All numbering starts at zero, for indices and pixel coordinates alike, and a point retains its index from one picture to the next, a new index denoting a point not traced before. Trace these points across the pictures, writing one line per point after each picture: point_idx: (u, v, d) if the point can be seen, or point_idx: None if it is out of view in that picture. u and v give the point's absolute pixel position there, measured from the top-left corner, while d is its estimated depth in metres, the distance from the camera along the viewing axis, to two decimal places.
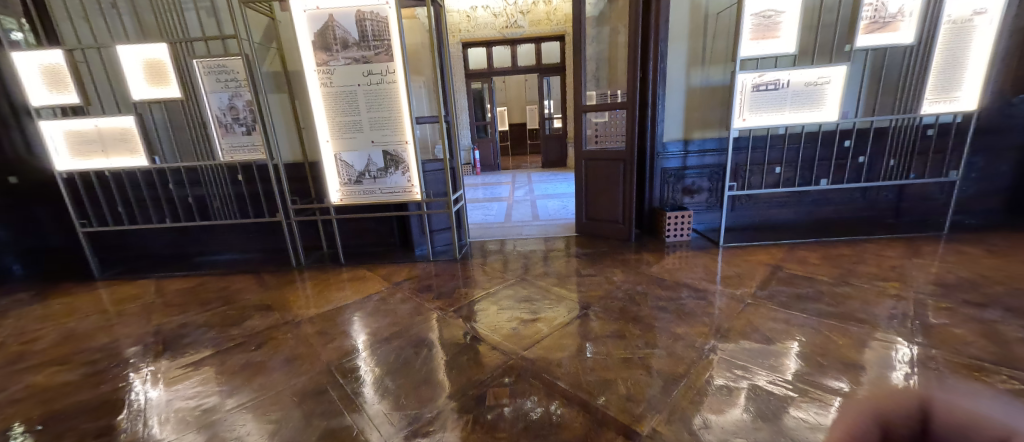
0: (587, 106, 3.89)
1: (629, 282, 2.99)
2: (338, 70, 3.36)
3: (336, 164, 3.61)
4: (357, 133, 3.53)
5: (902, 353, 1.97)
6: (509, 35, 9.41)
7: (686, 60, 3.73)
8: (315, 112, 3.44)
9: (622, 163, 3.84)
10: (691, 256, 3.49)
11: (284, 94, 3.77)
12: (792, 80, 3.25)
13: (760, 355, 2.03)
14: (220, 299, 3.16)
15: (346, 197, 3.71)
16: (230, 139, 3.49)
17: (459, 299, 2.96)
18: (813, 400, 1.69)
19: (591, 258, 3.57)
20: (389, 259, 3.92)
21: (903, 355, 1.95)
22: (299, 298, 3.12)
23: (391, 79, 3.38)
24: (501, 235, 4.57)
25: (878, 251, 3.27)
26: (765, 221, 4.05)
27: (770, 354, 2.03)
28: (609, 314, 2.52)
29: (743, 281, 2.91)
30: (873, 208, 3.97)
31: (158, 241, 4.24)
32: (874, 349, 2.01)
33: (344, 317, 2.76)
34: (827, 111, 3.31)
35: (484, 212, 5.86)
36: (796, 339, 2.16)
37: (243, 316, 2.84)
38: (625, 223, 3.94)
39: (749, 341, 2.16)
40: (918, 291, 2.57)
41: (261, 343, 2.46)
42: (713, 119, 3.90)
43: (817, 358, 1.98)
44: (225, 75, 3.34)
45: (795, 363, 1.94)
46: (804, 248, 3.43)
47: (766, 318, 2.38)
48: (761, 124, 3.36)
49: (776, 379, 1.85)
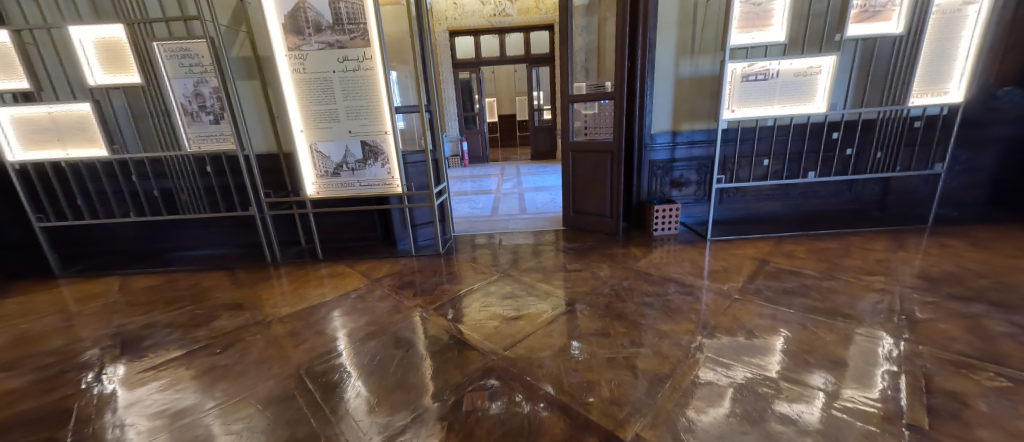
0: (573, 96, 3.79)
1: (615, 278, 2.91)
2: (312, 55, 3.18)
3: (312, 156, 3.44)
4: (333, 122, 3.36)
5: (886, 348, 1.93)
6: (497, 23, 9.21)
7: (674, 49, 3.63)
8: (288, 100, 3.26)
9: (609, 155, 3.75)
10: (679, 250, 3.43)
11: (256, 81, 3.58)
12: (781, 70, 3.19)
13: (745, 352, 1.98)
14: (189, 298, 3.00)
15: (323, 190, 3.55)
16: (197, 129, 3.31)
17: (441, 296, 2.86)
18: (794, 396, 1.66)
19: (578, 252, 3.50)
20: (370, 254, 3.79)
21: (888, 350, 1.91)
22: (273, 295, 2.98)
23: (368, 65, 3.21)
24: (487, 229, 4.46)
25: (864, 244, 3.25)
26: (752, 214, 4.02)
27: (753, 349, 2.00)
28: (594, 311, 2.45)
29: (731, 276, 2.86)
30: (859, 200, 3.97)
31: (125, 236, 4.03)
32: (858, 344, 1.98)
33: (319, 316, 2.64)
34: (815, 102, 3.26)
35: (470, 205, 5.74)
36: (781, 334, 2.12)
37: (212, 315, 2.69)
38: (613, 216, 3.86)
39: (734, 338, 2.11)
40: (904, 285, 2.55)
41: (229, 345, 2.33)
42: (701, 110, 3.82)
43: (802, 354, 1.94)
44: (189, 59, 3.16)
45: (780, 360, 1.90)
46: (792, 241, 3.40)
47: (754, 313, 2.34)
48: (750, 115, 3.29)
49: (757, 374, 1.82)
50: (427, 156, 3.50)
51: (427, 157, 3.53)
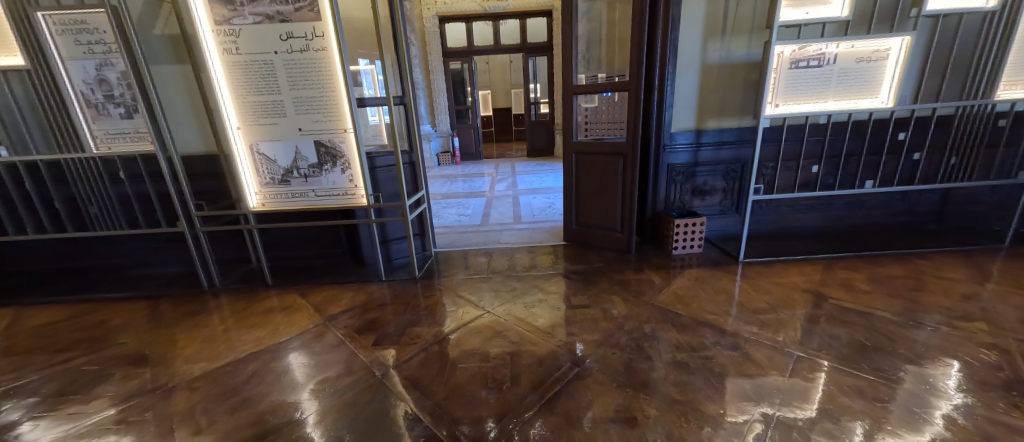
0: (578, 86, 3.13)
1: (632, 319, 2.26)
2: (247, 31, 2.49)
3: (253, 159, 2.76)
4: (278, 117, 2.68)
5: (941, 405, 1.55)
6: (490, 9, 8.49)
7: (702, 28, 2.97)
8: (217, 88, 2.57)
9: (621, 157, 3.10)
10: (707, 276, 2.79)
11: (187, 66, 2.92)
12: (839, 54, 2.56)
13: (770, 394, 1.65)
14: (85, 345, 2.33)
15: (270, 201, 2.87)
16: (104, 125, 2.64)
17: (409, 344, 2.20)
18: None
19: (583, 278, 2.86)
20: (330, 278, 3.11)
21: (944, 408, 1.53)
22: (194, 341, 2.32)
23: (319, 44, 2.53)
24: (475, 243, 3.79)
25: (936, 271, 2.63)
26: (788, 228, 3.38)
27: (775, 404, 1.59)
28: (610, 377, 1.80)
29: (783, 316, 2.22)
30: (912, 212, 3.35)
31: (40, 253, 3.35)
32: (908, 390, 1.63)
33: (241, 377, 1.97)
34: (879, 95, 2.62)
35: (458, 211, 5.07)
36: (816, 371, 1.78)
37: (102, 375, 2.03)
38: (624, 231, 3.23)
39: (766, 381, 1.73)
40: (1017, 338, 1.93)
41: (102, 431, 1.67)
42: (730, 104, 3.16)
43: (844, 404, 1.58)
44: (88, 36, 2.48)
45: (811, 407, 1.57)
46: (845, 266, 2.77)
47: (819, 371, 1.77)
48: (799, 111, 2.65)
49: (783, 428, 1.48)
50: (400, 162, 2.82)
51: (400, 163, 2.84)
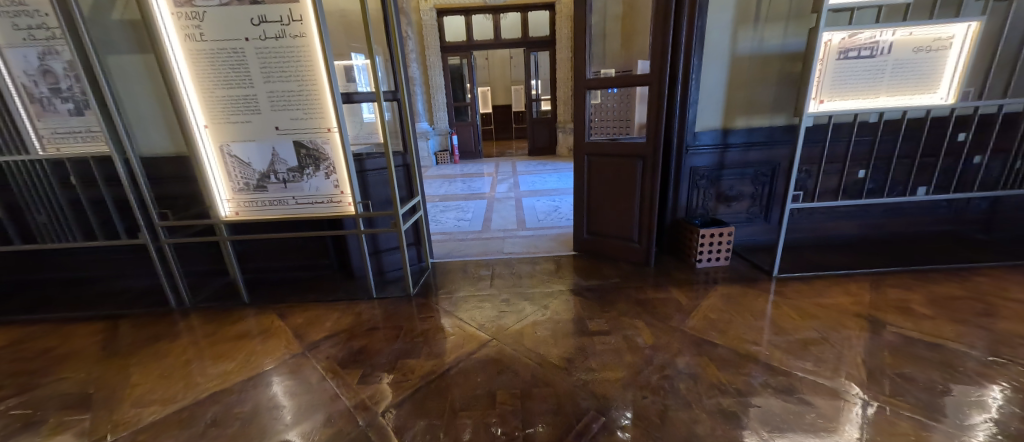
0: (592, 80, 2.79)
1: (661, 352, 1.94)
2: (212, 14, 2.15)
3: (223, 162, 2.43)
4: (251, 114, 2.34)
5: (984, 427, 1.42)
6: (490, 1, 8.14)
7: (733, 15, 2.64)
8: (179, 80, 2.23)
9: (640, 160, 2.77)
10: (740, 294, 2.47)
11: (150, 56, 2.58)
12: (896, 42, 2.23)
13: (808, 423, 1.48)
14: (23, 380, 2.00)
15: (245, 210, 2.53)
16: (50, 122, 2.30)
17: (400, 381, 1.87)
18: None
19: (598, 297, 2.53)
20: (314, 294, 2.78)
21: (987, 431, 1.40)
22: (150, 376, 1.99)
23: (297, 29, 2.19)
24: (476, 252, 3.46)
25: (1001, 290, 2.32)
26: (822, 237, 3.07)
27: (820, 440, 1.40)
28: (643, 432, 1.49)
29: (838, 348, 1.90)
30: (959, 220, 3.03)
31: None
32: (946, 411, 1.50)
33: (197, 428, 1.64)
34: (938, 89, 2.30)
35: (457, 215, 4.74)
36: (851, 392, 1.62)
37: (33, 424, 1.70)
38: (643, 242, 2.91)
39: (827, 428, 1.45)
40: None
41: None
42: (761, 100, 2.83)
43: None
44: (28, 19, 2.14)
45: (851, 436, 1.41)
46: (895, 284, 2.45)
47: (851, 390, 1.63)
48: (847, 108, 2.32)
49: None
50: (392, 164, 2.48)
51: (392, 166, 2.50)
